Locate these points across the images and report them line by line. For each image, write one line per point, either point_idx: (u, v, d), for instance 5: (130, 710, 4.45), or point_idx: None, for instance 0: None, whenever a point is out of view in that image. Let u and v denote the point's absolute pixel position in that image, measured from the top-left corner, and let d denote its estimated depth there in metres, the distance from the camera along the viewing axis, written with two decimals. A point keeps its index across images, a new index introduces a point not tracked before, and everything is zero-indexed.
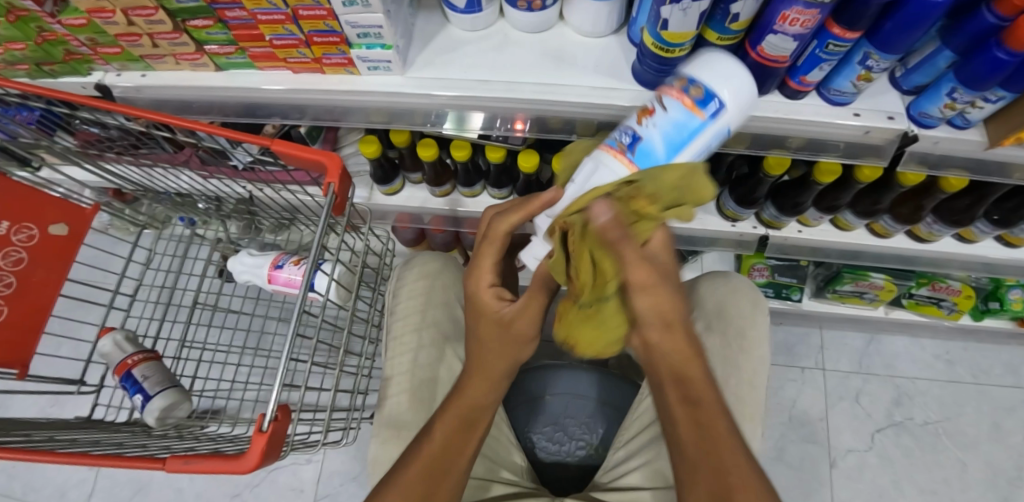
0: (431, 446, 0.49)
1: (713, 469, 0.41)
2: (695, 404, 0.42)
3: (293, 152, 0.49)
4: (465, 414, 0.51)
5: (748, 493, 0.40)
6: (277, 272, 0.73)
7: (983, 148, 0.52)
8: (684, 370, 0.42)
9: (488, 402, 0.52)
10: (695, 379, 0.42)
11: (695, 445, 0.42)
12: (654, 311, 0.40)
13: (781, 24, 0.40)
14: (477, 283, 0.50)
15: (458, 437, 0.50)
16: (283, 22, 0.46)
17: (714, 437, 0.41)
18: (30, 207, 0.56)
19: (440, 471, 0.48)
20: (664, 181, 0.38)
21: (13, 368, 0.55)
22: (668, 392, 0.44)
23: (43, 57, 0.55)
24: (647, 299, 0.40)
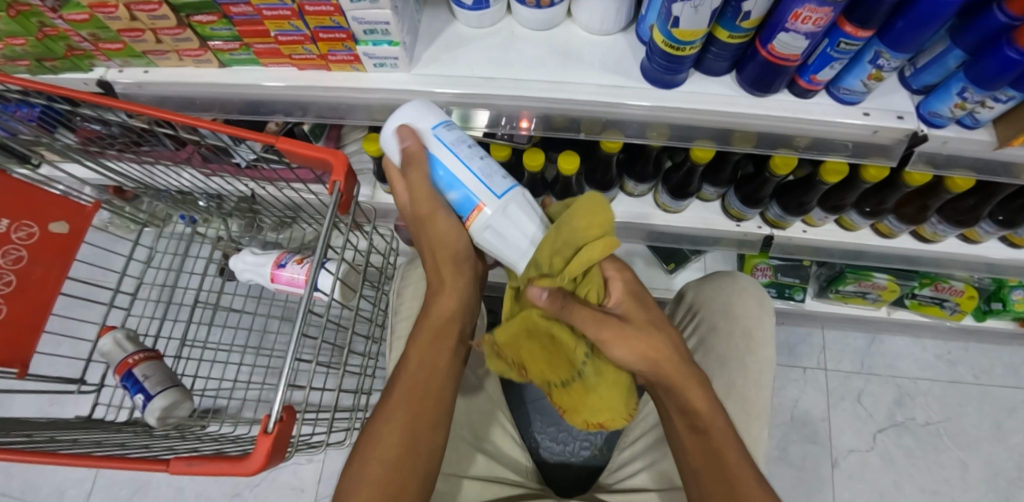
0: (408, 365, 0.51)
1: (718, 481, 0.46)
2: (701, 430, 0.49)
3: (296, 149, 0.48)
4: (437, 327, 0.53)
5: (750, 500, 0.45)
6: (279, 272, 0.73)
7: (992, 149, 0.52)
8: (688, 403, 0.49)
9: (459, 313, 0.55)
10: (698, 408, 0.49)
11: (702, 465, 0.48)
12: (642, 358, 0.47)
13: (793, 22, 0.40)
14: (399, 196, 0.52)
15: (431, 352, 0.52)
16: (289, 17, 0.45)
17: (719, 454, 0.47)
18: (30, 205, 0.55)
19: (425, 387, 0.50)
20: (542, 257, 0.44)
21: (13, 367, 0.54)
22: (676, 421, 0.51)
23: (44, 52, 0.54)
24: (625, 348, 0.46)
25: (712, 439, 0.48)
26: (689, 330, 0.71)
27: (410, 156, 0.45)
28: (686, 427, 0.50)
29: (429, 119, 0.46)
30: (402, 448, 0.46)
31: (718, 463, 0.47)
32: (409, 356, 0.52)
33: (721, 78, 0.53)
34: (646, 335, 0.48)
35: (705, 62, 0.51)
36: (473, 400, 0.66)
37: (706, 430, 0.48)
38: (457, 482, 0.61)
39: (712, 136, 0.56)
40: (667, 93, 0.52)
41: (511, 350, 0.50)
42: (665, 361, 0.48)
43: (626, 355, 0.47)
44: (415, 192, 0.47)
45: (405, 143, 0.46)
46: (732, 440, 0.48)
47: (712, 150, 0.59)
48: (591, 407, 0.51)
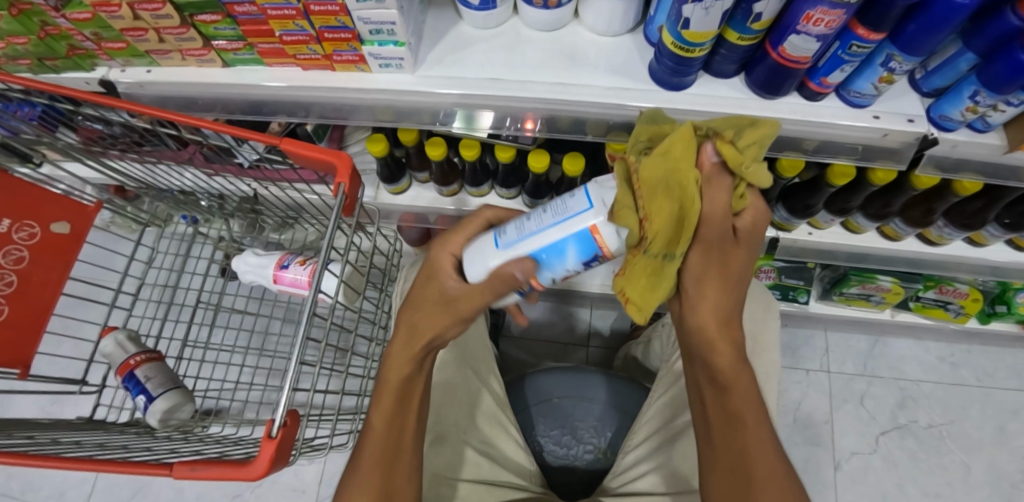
0: (374, 435, 0.48)
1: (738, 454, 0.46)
2: (721, 387, 0.48)
3: (302, 150, 0.48)
4: (398, 390, 0.49)
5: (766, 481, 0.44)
6: (282, 273, 0.72)
7: (1002, 152, 0.52)
8: (711, 354, 0.48)
9: (416, 372, 0.49)
10: (720, 366, 0.47)
11: (721, 432, 0.47)
12: (700, 274, 0.45)
13: (804, 24, 0.40)
14: (442, 250, 0.49)
15: (395, 415, 0.48)
16: (294, 17, 0.45)
17: (736, 416, 0.47)
18: (32, 205, 0.55)
19: (394, 451, 0.48)
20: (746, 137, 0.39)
21: (15, 368, 0.53)
22: (698, 373, 0.50)
23: (46, 51, 0.54)
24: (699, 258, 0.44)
25: (732, 400, 0.47)
26: None
27: (513, 284, 0.43)
28: (706, 380, 0.49)
29: (488, 247, 0.45)
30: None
31: (732, 423, 0.47)
32: (372, 425, 0.48)
33: (729, 80, 0.52)
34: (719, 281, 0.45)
35: (713, 64, 0.51)
36: (474, 403, 0.66)
37: (726, 389, 0.48)
38: (454, 485, 0.61)
39: None
40: (675, 95, 0.51)
41: (644, 191, 0.39)
42: (705, 304, 0.46)
43: (694, 266, 0.44)
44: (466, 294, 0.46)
45: (521, 276, 0.42)
46: (753, 406, 0.47)
47: None
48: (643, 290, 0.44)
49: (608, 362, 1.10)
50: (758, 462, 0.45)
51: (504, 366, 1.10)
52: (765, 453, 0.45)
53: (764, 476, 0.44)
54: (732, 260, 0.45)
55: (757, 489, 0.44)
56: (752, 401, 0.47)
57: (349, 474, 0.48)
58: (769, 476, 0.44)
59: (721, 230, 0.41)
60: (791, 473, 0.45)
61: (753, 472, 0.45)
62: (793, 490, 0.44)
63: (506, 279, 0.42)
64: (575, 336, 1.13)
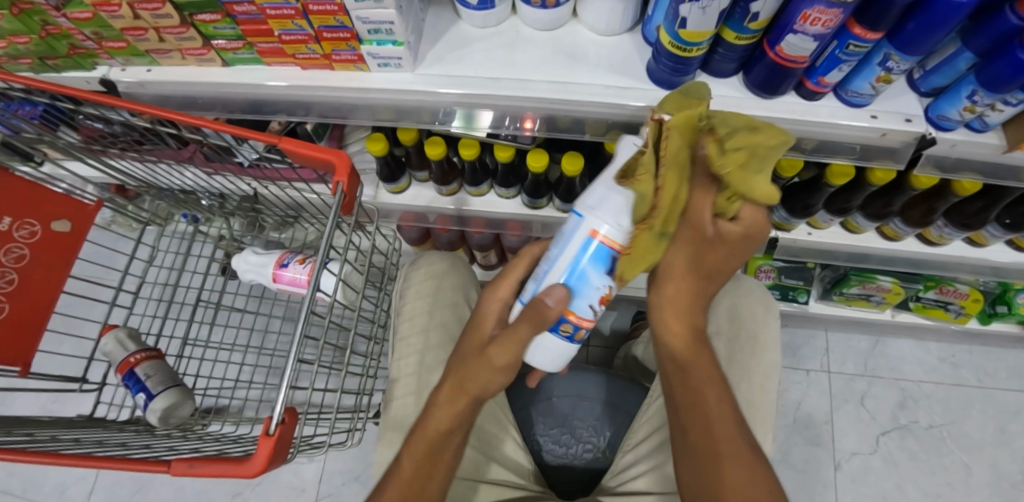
0: (402, 475, 0.49)
1: (705, 437, 0.49)
2: (682, 367, 0.52)
3: (300, 149, 0.48)
4: (432, 441, 0.50)
5: (733, 462, 0.47)
6: (282, 272, 0.73)
7: (1000, 152, 0.52)
8: (670, 337, 0.53)
9: (455, 428, 0.51)
10: (681, 348, 0.52)
11: (687, 416, 0.51)
12: (673, 266, 0.49)
13: (802, 23, 0.40)
14: (491, 300, 0.54)
15: (425, 460, 0.50)
16: (293, 17, 0.45)
17: (700, 397, 0.51)
18: (34, 202, 0.55)
19: (417, 486, 0.49)
20: (740, 142, 0.41)
21: (14, 366, 0.54)
22: (664, 355, 0.55)
23: (47, 50, 0.54)
24: (674, 250, 0.48)
25: (695, 378, 0.52)
26: None
27: (543, 314, 0.43)
28: (670, 361, 0.54)
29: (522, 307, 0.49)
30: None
31: (695, 404, 0.51)
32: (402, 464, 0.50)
33: (728, 80, 0.52)
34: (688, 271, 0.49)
35: (712, 64, 0.51)
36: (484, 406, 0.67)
37: (686, 368, 0.52)
38: (472, 486, 0.63)
39: None
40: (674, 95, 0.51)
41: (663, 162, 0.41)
42: (671, 290, 0.51)
43: (666, 257, 0.49)
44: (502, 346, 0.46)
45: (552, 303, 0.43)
46: (714, 385, 0.51)
47: None
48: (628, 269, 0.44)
49: (607, 362, 1.11)
50: (725, 442, 0.48)
51: None
52: (731, 435, 0.49)
53: (727, 454, 0.47)
54: (703, 255, 0.47)
55: (723, 465, 0.47)
56: (715, 382, 0.52)
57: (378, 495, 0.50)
58: (734, 456, 0.47)
59: (690, 227, 0.45)
60: (758, 455, 0.48)
61: (720, 450, 0.48)
62: (757, 473, 0.46)
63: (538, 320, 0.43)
64: None
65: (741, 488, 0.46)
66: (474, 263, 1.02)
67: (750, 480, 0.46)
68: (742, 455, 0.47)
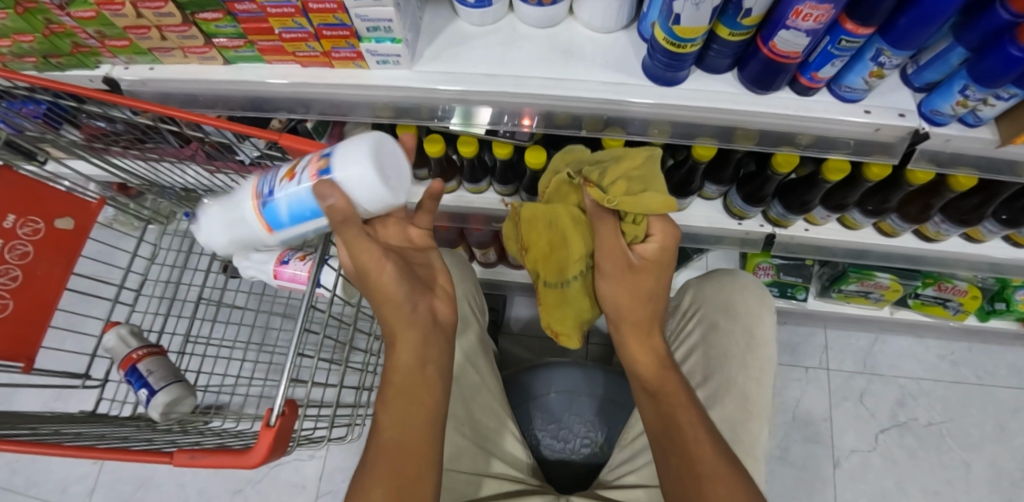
0: (385, 442, 0.48)
1: (681, 452, 0.51)
2: (654, 395, 0.56)
3: (300, 146, 0.49)
4: (403, 386, 0.49)
5: (711, 475, 0.49)
6: (283, 269, 0.71)
7: (995, 147, 0.52)
8: (639, 366, 0.59)
9: (422, 361, 0.50)
10: (649, 375, 0.58)
11: (662, 432, 0.54)
12: (623, 301, 0.58)
13: (794, 19, 0.40)
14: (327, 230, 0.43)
15: (404, 408, 0.49)
16: (293, 15, 0.46)
17: (671, 415, 0.54)
18: (39, 200, 0.56)
19: (402, 447, 0.47)
20: (611, 172, 0.56)
21: (19, 362, 0.54)
22: (637, 388, 0.59)
23: (51, 49, 0.55)
24: (608, 284, 0.58)
25: (666, 402, 0.55)
26: (690, 326, 0.73)
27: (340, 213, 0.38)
28: (643, 391, 0.58)
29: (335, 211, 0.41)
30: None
31: (668, 426, 0.54)
32: (383, 415, 0.49)
33: (723, 76, 0.53)
34: (634, 295, 0.57)
35: (707, 60, 0.51)
36: (475, 399, 0.67)
37: (657, 395, 0.56)
38: None
39: (714, 134, 0.56)
40: (669, 91, 0.52)
41: (530, 226, 0.64)
42: (626, 311, 0.58)
43: (608, 291, 0.58)
44: (353, 249, 0.42)
45: (324, 201, 0.37)
46: (685, 406, 0.54)
47: (713, 147, 0.59)
48: (559, 321, 0.70)
49: (607, 359, 1.11)
50: (698, 457, 0.50)
51: (504, 363, 1.11)
52: (705, 447, 0.51)
53: (706, 471, 0.49)
54: (635, 279, 0.57)
55: (705, 484, 0.48)
56: (683, 396, 0.55)
57: (362, 472, 0.47)
58: (712, 466, 0.49)
59: (611, 260, 0.56)
60: (734, 464, 0.50)
61: (698, 469, 0.50)
62: (738, 480, 0.48)
63: (332, 225, 0.39)
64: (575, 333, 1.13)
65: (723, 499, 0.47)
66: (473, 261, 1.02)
67: (729, 490, 0.48)
68: (719, 467, 0.49)
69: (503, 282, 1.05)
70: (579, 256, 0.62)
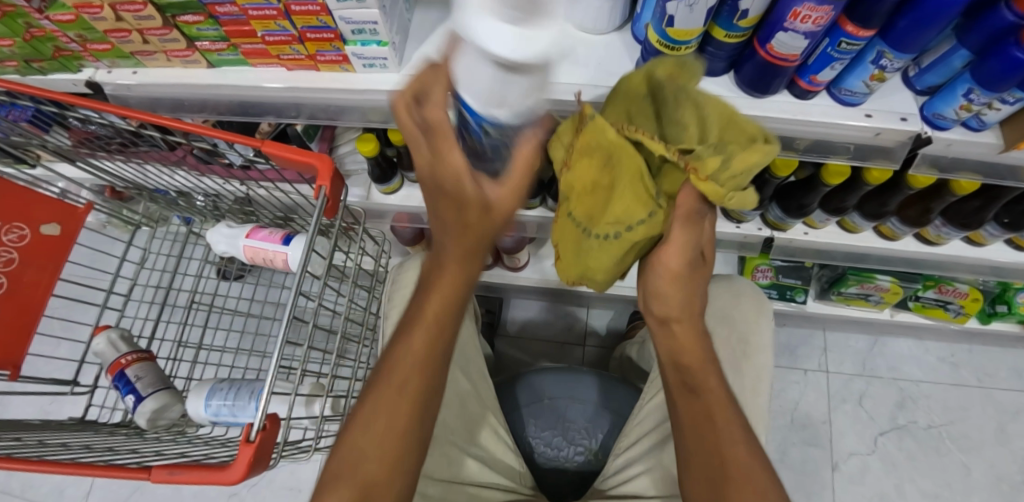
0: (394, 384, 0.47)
1: (711, 454, 0.47)
2: (692, 388, 0.51)
3: (285, 154, 0.48)
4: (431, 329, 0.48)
5: (740, 483, 0.45)
6: (258, 231, 0.63)
7: (997, 151, 0.51)
8: (680, 356, 0.52)
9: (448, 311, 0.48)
10: (689, 365, 0.51)
11: (694, 426, 0.49)
12: (669, 292, 0.51)
13: (792, 21, 0.39)
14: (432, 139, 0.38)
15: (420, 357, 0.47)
16: (275, 17, 0.44)
17: (705, 413, 0.49)
18: (25, 206, 0.55)
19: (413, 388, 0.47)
20: (723, 179, 0.39)
21: (4, 369, 0.54)
22: (671, 375, 0.53)
23: (32, 53, 0.53)
24: (665, 277, 0.50)
25: (701, 400, 0.50)
26: None
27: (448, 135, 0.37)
28: (676, 381, 0.52)
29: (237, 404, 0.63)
30: (373, 481, 0.44)
31: (704, 423, 0.49)
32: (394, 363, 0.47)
33: (719, 79, 0.52)
34: (683, 282, 0.50)
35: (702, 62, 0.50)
36: (466, 407, 0.65)
37: (696, 390, 0.50)
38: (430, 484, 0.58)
39: None
40: None
41: (580, 152, 0.46)
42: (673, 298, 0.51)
43: (664, 285, 0.51)
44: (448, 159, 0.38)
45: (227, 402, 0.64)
46: (722, 405, 0.49)
47: None
48: (565, 265, 0.63)
49: (604, 362, 1.10)
50: (728, 461, 0.46)
51: (500, 365, 1.10)
52: (739, 452, 0.47)
53: (736, 475, 0.46)
54: (685, 276, 0.50)
55: (730, 486, 0.45)
56: (718, 391, 0.50)
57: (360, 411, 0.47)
58: (744, 473, 0.46)
59: (684, 253, 0.48)
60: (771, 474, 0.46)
61: (727, 471, 0.46)
62: (770, 492, 0.45)
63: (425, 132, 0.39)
64: (571, 335, 1.12)
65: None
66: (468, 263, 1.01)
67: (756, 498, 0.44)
68: (750, 470, 0.46)
69: (499, 284, 1.04)
70: (619, 218, 0.48)
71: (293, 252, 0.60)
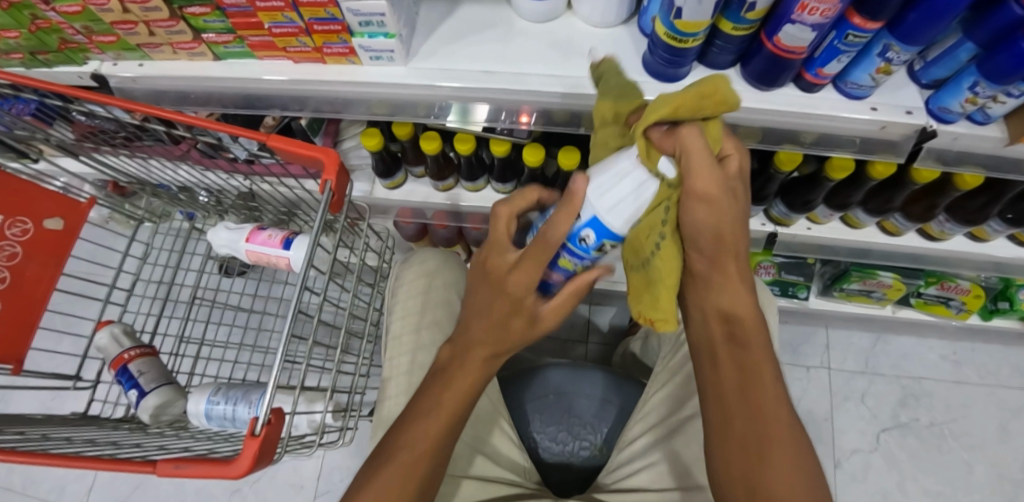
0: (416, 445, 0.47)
1: (751, 416, 0.43)
2: (739, 341, 0.46)
3: (290, 148, 0.47)
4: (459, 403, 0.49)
5: (778, 441, 0.41)
6: (259, 233, 0.63)
7: (1003, 145, 0.51)
8: (731, 308, 0.46)
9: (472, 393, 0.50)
10: (739, 319, 0.45)
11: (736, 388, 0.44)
12: (704, 233, 0.41)
13: (800, 13, 0.39)
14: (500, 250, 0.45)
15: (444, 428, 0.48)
16: (283, 9, 0.44)
17: (751, 367, 0.44)
18: (29, 202, 0.54)
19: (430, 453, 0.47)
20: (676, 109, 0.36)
21: (7, 364, 0.54)
22: (713, 328, 0.48)
23: (37, 45, 0.53)
24: (708, 215, 0.39)
25: (746, 355, 0.45)
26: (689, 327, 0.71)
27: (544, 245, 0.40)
28: (723, 336, 0.47)
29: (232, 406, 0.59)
30: None
31: (747, 383, 0.44)
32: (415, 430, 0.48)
33: (725, 72, 0.52)
34: (729, 211, 0.40)
35: (709, 56, 0.50)
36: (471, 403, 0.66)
37: (744, 344, 0.45)
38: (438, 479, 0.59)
39: None
40: (670, 87, 0.51)
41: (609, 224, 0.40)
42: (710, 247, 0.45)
43: (707, 227, 0.40)
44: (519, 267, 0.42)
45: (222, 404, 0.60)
46: (767, 360, 0.44)
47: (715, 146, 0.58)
48: (650, 302, 0.43)
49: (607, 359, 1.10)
50: (769, 420, 0.42)
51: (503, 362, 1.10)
52: (778, 411, 0.43)
53: (776, 435, 0.41)
54: (723, 200, 0.39)
55: (770, 447, 0.41)
56: (763, 342, 0.45)
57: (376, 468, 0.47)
58: (785, 434, 0.41)
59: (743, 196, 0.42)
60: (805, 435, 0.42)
61: (767, 431, 0.42)
62: (805, 455, 0.41)
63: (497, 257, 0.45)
64: (574, 332, 1.13)
65: (789, 468, 0.40)
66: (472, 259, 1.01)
67: (794, 453, 0.41)
68: (790, 429, 0.42)
69: None
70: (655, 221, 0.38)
71: (296, 254, 0.60)
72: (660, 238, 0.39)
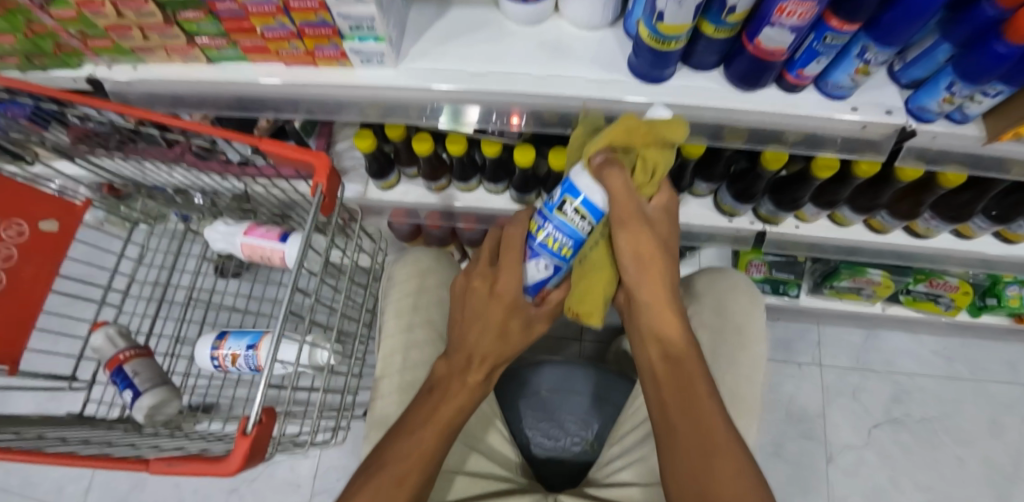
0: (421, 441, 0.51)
1: (697, 429, 0.45)
2: (674, 358, 0.50)
3: (282, 151, 0.48)
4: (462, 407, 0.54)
5: (725, 454, 0.44)
6: (256, 228, 0.64)
7: (981, 143, 0.52)
8: (661, 327, 0.51)
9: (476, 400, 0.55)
10: (673, 339, 0.50)
11: (676, 402, 0.48)
12: (630, 254, 0.49)
13: (778, 16, 0.40)
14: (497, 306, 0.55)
15: (445, 423, 0.52)
16: (275, 14, 0.45)
17: (689, 382, 0.48)
18: (25, 204, 0.55)
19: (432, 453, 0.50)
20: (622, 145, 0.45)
21: (3, 365, 0.55)
22: (650, 352, 0.51)
23: (33, 49, 0.54)
24: (628, 237, 0.48)
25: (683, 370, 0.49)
26: None
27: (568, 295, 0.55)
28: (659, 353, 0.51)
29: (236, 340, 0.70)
30: None
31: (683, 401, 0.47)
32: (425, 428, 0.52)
33: (709, 73, 0.53)
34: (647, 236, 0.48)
35: (694, 56, 0.51)
36: None
37: (678, 362, 0.49)
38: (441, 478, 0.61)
39: (704, 131, 0.56)
40: (656, 89, 0.52)
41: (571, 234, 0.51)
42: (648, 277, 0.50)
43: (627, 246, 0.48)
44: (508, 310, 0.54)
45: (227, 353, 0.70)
46: (704, 376, 0.49)
47: (703, 146, 0.59)
48: (582, 296, 0.52)
49: (601, 357, 1.11)
50: (712, 431, 0.45)
51: None
52: (717, 425, 0.46)
53: (716, 448, 0.44)
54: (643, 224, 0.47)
55: (713, 458, 0.44)
56: (695, 358, 0.50)
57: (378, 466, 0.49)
58: (728, 447, 0.44)
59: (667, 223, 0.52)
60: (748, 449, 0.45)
61: (711, 444, 0.44)
62: (749, 467, 0.44)
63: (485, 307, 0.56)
64: (569, 330, 1.13)
65: (732, 479, 0.42)
66: (466, 260, 1.02)
67: (736, 465, 0.43)
68: (731, 440, 0.44)
69: None
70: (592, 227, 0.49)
71: (291, 249, 0.61)
72: (599, 236, 0.50)
